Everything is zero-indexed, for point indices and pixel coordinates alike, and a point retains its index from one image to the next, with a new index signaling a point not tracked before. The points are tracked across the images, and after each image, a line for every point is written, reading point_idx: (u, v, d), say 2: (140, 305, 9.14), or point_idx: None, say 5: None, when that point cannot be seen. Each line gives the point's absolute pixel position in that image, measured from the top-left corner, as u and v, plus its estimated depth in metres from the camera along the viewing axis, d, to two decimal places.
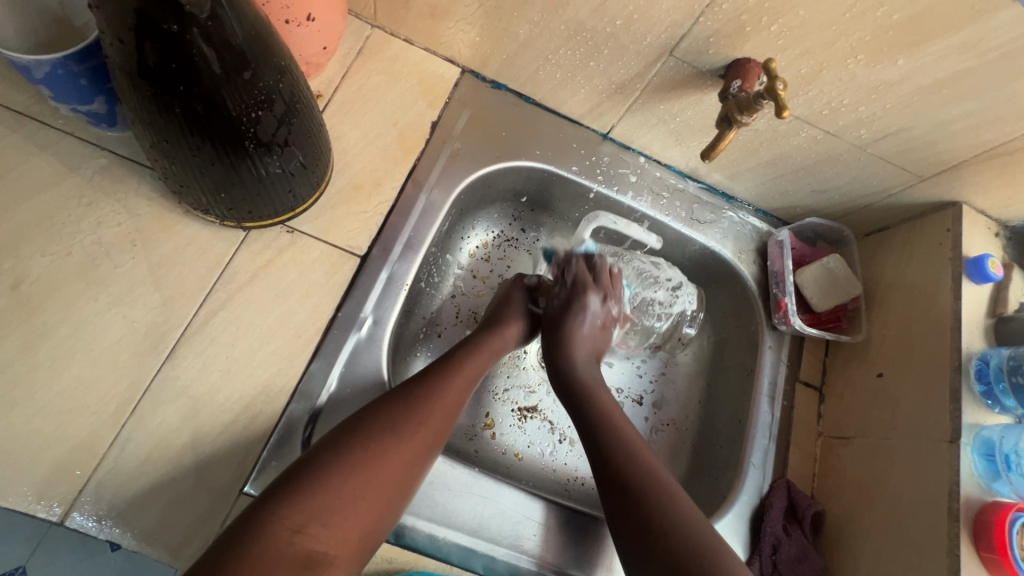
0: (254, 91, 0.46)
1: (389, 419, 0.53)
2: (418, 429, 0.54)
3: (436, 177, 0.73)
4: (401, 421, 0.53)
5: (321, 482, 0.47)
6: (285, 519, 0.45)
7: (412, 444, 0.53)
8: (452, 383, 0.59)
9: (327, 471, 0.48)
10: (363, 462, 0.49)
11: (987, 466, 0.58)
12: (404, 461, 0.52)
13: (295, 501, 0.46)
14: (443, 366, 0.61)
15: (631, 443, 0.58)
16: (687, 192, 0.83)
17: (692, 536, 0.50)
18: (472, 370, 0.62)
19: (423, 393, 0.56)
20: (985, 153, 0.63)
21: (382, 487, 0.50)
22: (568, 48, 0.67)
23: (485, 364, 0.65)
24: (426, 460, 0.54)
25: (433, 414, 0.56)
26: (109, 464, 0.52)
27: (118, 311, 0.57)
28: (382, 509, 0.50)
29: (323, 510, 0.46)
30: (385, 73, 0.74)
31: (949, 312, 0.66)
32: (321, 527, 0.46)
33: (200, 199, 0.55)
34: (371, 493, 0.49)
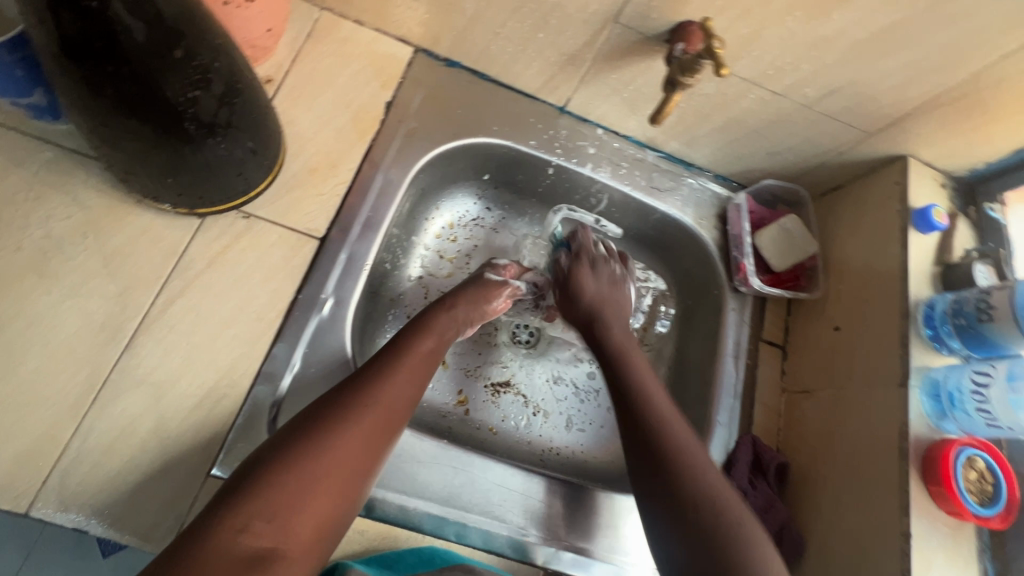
0: (189, 70, 0.45)
1: (337, 409, 0.51)
2: (369, 415, 0.52)
3: (393, 156, 0.73)
4: (352, 408, 0.51)
5: (267, 480, 0.45)
6: (229, 522, 0.42)
7: (365, 431, 0.51)
8: (406, 365, 0.58)
9: (271, 468, 0.46)
10: (312, 456, 0.47)
11: (935, 406, 0.60)
12: (358, 448, 0.50)
13: (239, 504, 0.43)
14: (394, 349, 0.59)
15: (660, 416, 0.58)
16: (646, 161, 0.84)
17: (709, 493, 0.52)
18: (422, 348, 0.61)
19: (372, 377, 0.55)
20: (925, 104, 0.64)
21: (335, 480, 0.48)
22: (516, 20, 0.68)
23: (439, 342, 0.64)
24: (384, 445, 0.52)
25: (383, 398, 0.54)
26: (72, 453, 0.52)
27: (73, 304, 0.56)
28: (339, 501, 0.48)
29: (268, 508, 0.44)
30: (337, 56, 0.74)
31: (897, 262, 0.68)
32: (266, 526, 0.43)
33: (148, 187, 0.55)
34: (324, 486, 0.47)
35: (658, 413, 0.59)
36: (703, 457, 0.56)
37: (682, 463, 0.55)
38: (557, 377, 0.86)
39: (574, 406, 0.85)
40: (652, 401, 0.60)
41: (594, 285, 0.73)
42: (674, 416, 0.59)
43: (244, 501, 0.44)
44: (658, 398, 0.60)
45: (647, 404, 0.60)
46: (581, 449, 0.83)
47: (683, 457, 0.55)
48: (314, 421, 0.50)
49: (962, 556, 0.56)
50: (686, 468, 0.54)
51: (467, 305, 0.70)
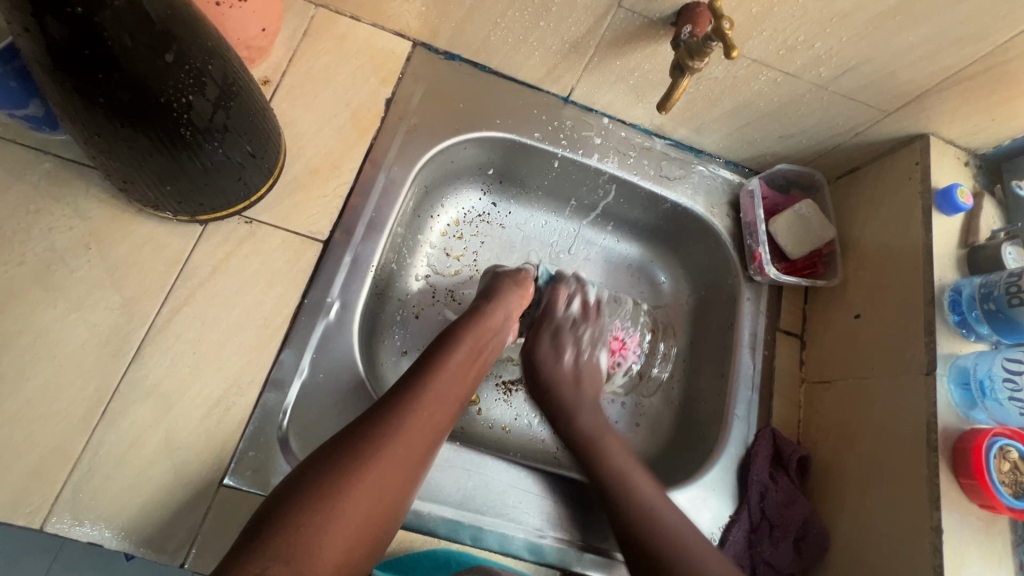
0: (181, 74, 0.44)
1: (359, 439, 0.48)
2: (391, 445, 0.49)
3: (395, 154, 0.71)
4: (374, 438, 0.48)
5: (286, 519, 0.43)
6: (246, 565, 0.40)
7: (387, 462, 0.48)
8: (431, 387, 0.54)
9: (290, 506, 0.44)
10: (331, 492, 0.45)
11: (964, 395, 0.57)
12: (378, 481, 0.47)
13: (257, 545, 0.41)
14: (420, 368, 0.56)
15: (620, 470, 0.62)
16: (654, 149, 0.82)
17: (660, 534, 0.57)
18: (454, 365, 0.57)
19: (396, 402, 0.52)
20: (947, 79, 0.61)
21: (355, 516, 0.45)
22: (516, 9, 0.66)
23: (469, 356, 0.60)
24: (406, 476, 0.49)
25: (407, 425, 0.51)
26: (83, 467, 0.52)
27: (78, 316, 0.56)
28: (360, 537, 0.46)
29: (287, 549, 0.42)
30: (334, 53, 0.73)
31: (920, 245, 0.65)
32: (285, 568, 0.41)
33: (148, 194, 0.54)
34: (344, 522, 0.45)
35: (643, 497, 0.60)
36: (668, 508, 0.59)
37: (636, 504, 0.59)
38: None
39: None
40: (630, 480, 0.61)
41: (565, 310, 0.73)
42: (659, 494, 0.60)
43: (263, 543, 0.42)
44: (609, 451, 0.64)
45: (626, 494, 0.60)
46: None
47: (635, 501, 0.59)
48: (335, 453, 0.47)
49: (996, 549, 0.54)
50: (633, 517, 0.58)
51: (493, 306, 0.65)
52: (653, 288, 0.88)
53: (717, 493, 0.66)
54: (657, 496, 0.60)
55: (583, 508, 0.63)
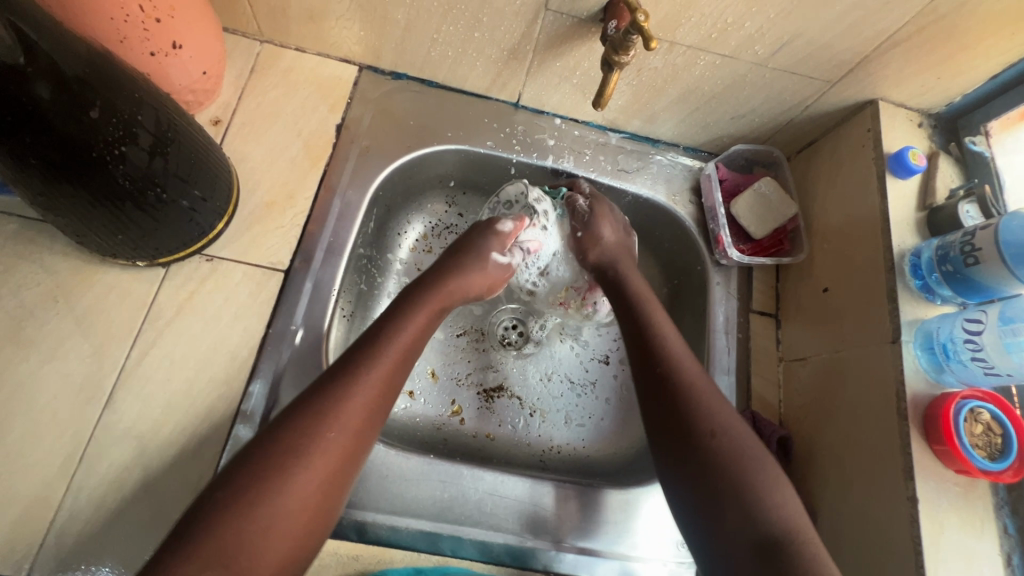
0: (109, 127, 0.46)
1: (296, 434, 0.46)
2: (335, 434, 0.47)
3: (348, 177, 0.72)
4: (312, 430, 0.46)
5: (217, 523, 0.41)
6: (171, 575, 0.38)
7: (331, 453, 0.46)
8: (375, 368, 0.52)
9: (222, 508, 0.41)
10: (268, 490, 0.43)
11: (931, 359, 0.56)
12: (320, 474, 0.46)
13: (190, 547, 0.39)
14: (361, 350, 0.53)
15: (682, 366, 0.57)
16: (610, 144, 0.82)
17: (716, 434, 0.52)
18: (405, 338, 0.56)
19: (336, 389, 0.49)
20: (884, 43, 0.60)
21: (296, 512, 0.44)
22: (449, 23, 0.67)
23: (419, 333, 0.58)
24: (350, 462, 0.48)
25: (352, 410, 0.49)
26: (64, 513, 0.54)
27: (50, 368, 0.58)
28: (301, 533, 0.44)
29: (217, 557, 0.39)
30: (282, 86, 0.74)
31: (877, 211, 0.65)
32: (221, 570, 0.39)
33: (104, 245, 0.56)
34: (283, 519, 0.43)
35: (686, 373, 0.56)
36: (718, 399, 0.55)
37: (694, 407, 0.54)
38: (551, 373, 0.84)
39: (571, 401, 0.83)
40: (679, 365, 0.57)
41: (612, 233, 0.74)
42: (700, 373, 0.57)
43: (190, 549, 0.39)
44: (671, 349, 0.59)
45: (678, 373, 0.56)
46: (583, 444, 0.80)
47: (695, 400, 0.54)
48: (268, 451, 0.44)
49: (977, 514, 0.53)
50: (697, 411, 0.53)
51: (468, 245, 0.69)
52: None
53: None
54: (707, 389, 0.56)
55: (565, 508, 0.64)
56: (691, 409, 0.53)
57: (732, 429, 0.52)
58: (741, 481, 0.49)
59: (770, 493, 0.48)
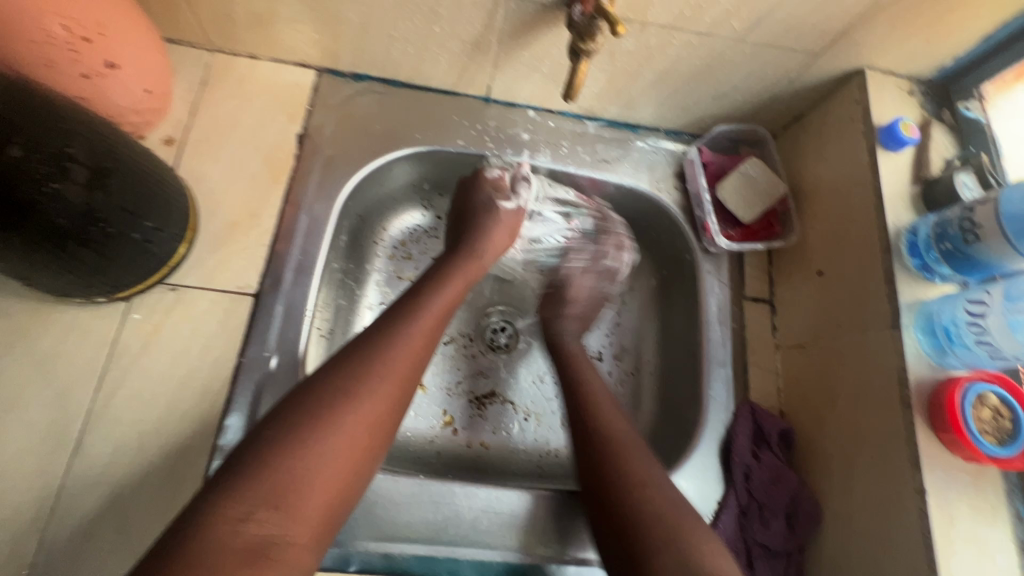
0: (36, 165, 0.43)
1: (346, 379, 0.47)
2: (382, 383, 0.48)
3: (315, 191, 0.69)
4: (360, 377, 0.47)
5: (273, 458, 0.41)
6: (229, 510, 0.38)
7: (377, 400, 0.47)
8: (416, 325, 0.54)
9: (277, 446, 0.42)
10: (323, 430, 0.43)
11: (932, 343, 0.54)
12: (369, 420, 0.46)
13: (239, 487, 0.39)
14: (403, 310, 0.55)
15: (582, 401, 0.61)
16: (588, 133, 0.78)
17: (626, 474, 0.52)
18: (441, 302, 0.58)
19: (383, 342, 0.51)
20: (868, 10, 0.56)
21: (346, 452, 0.44)
22: (406, 19, 0.63)
23: (454, 297, 0.60)
24: (395, 412, 0.49)
25: (398, 361, 0.50)
26: (40, 568, 0.52)
27: (12, 418, 0.55)
28: (348, 475, 0.44)
29: (274, 490, 0.40)
30: (237, 97, 0.70)
31: (870, 188, 0.61)
32: (272, 511, 0.39)
33: (55, 285, 0.53)
34: (334, 461, 0.43)
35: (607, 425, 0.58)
36: (638, 454, 0.55)
37: (607, 449, 0.55)
38: (545, 374, 0.80)
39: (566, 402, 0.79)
40: (598, 420, 0.58)
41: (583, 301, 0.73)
42: (629, 438, 0.57)
43: (244, 483, 0.40)
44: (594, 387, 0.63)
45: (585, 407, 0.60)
46: None
47: (610, 447, 0.55)
48: (321, 396, 0.45)
49: (988, 502, 0.51)
50: (614, 457, 0.54)
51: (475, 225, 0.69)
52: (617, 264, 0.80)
53: (702, 477, 0.64)
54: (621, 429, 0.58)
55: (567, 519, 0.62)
56: (614, 463, 0.53)
57: (647, 475, 0.52)
58: (642, 538, 0.47)
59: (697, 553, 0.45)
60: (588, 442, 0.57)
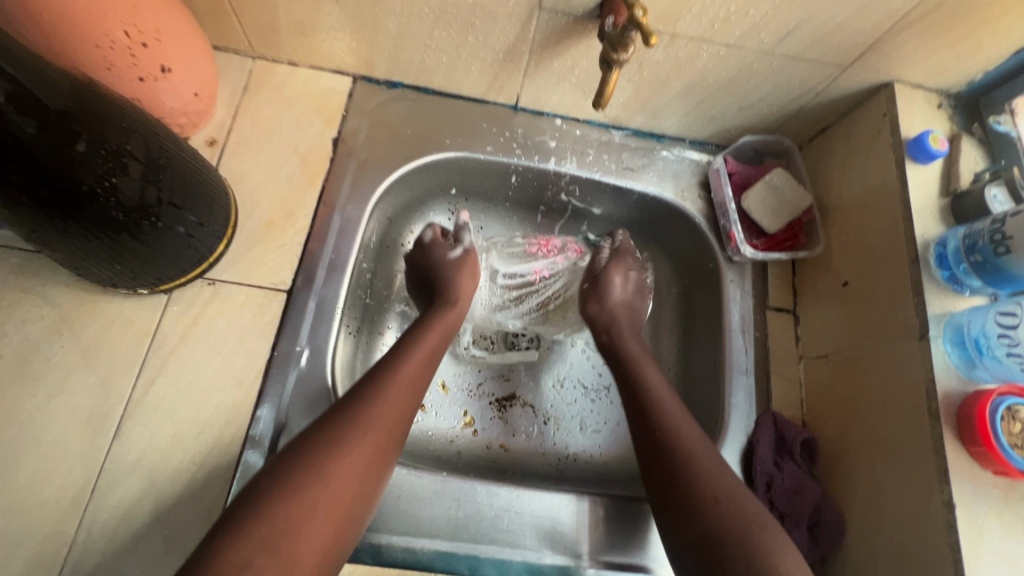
0: (98, 160, 0.46)
1: (330, 436, 0.48)
2: (364, 439, 0.49)
3: (347, 192, 0.71)
4: (343, 435, 0.48)
5: (269, 507, 0.42)
6: (228, 557, 0.39)
7: (359, 457, 0.48)
8: (398, 378, 0.55)
9: (267, 504, 0.43)
10: (306, 488, 0.44)
11: (962, 355, 0.53)
12: (351, 477, 0.47)
13: (238, 534, 0.41)
14: (385, 363, 0.56)
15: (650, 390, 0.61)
16: (614, 142, 0.79)
17: (698, 478, 0.52)
18: (425, 346, 0.60)
19: (365, 397, 0.52)
20: (897, 24, 0.57)
21: (339, 496, 0.46)
22: (442, 29, 0.65)
23: (432, 348, 0.61)
24: (379, 471, 0.50)
25: (379, 416, 0.51)
26: (79, 548, 0.54)
27: (58, 401, 0.58)
28: (341, 519, 0.46)
29: (269, 538, 0.41)
30: (277, 102, 0.73)
31: (898, 200, 0.62)
32: (268, 557, 0.40)
33: (104, 274, 0.55)
34: (327, 506, 0.45)
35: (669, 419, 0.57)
36: (709, 454, 0.54)
37: (677, 454, 0.54)
38: (564, 379, 0.81)
39: (586, 407, 0.80)
40: (668, 419, 0.57)
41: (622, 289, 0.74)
42: (705, 445, 0.55)
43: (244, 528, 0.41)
44: (646, 369, 0.64)
45: (652, 401, 0.59)
46: (599, 451, 0.78)
47: (684, 447, 0.54)
48: (304, 457, 0.46)
49: (1018, 517, 0.50)
50: (680, 459, 0.53)
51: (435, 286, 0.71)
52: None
53: None
54: (688, 431, 0.57)
55: (587, 521, 0.62)
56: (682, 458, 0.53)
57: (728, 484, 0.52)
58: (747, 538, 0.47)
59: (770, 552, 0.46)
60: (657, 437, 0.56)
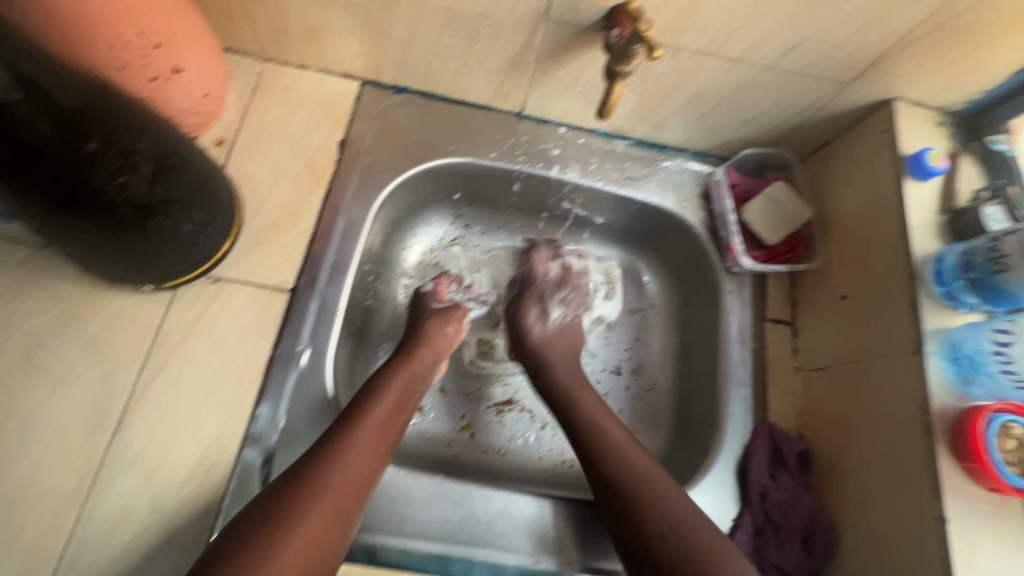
0: (110, 158, 0.47)
1: (285, 503, 0.48)
2: (315, 507, 0.48)
3: (352, 195, 0.72)
4: (294, 504, 0.48)
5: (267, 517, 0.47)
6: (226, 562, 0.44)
7: (310, 527, 0.47)
8: (358, 436, 0.54)
9: (239, 551, 0.44)
10: (257, 565, 0.44)
11: (956, 371, 0.54)
12: (303, 548, 0.46)
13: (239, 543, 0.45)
14: (344, 421, 0.55)
15: (590, 417, 0.62)
16: (616, 151, 0.80)
17: (643, 517, 0.53)
18: (417, 362, 0.65)
19: (323, 459, 0.51)
20: (898, 42, 0.58)
21: (330, 503, 0.49)
22: (450, 36, 0.66)
23: (398, 399, 0.60)
24: (335, 537, 0.49)
25: (332, 485, 0.50)
26: (77, 540, 0.54)
27: (60, 394, 0.58)
28: (333, 523, 0.49)
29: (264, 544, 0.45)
30: (284, 104, 0.74)
31: (897, 216, 0.62)
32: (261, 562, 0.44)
33: (111, 270, 0.56)
34: (318, 513, 0.48)
35: (605, 437, 0.59)
36: (640, 475, 0.56)
37: (622, 475, 0.56)
38: None
39: None
40: (610, 447, 0.58)
41: (539, 324, 0.71)
42: (627, 457, 0.57)
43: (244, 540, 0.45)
44: (585, 403, 0.63)
45: (590, 425, 0.61)
46: None
47: (630, 474, 0.56)
48: (256, 528, 0.46)
49: (1010, 533, 0.50)
50: (631, 487, 0.55)
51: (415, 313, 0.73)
52: (636, 289, 0.85)
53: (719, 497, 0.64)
54: (639, 461, 0.57)
55: (581, 528, 0.62)
56: (620, 479, 0.55)
57: (686, 514, 0.53)
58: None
59: None
60: (587, 468, 0.58)
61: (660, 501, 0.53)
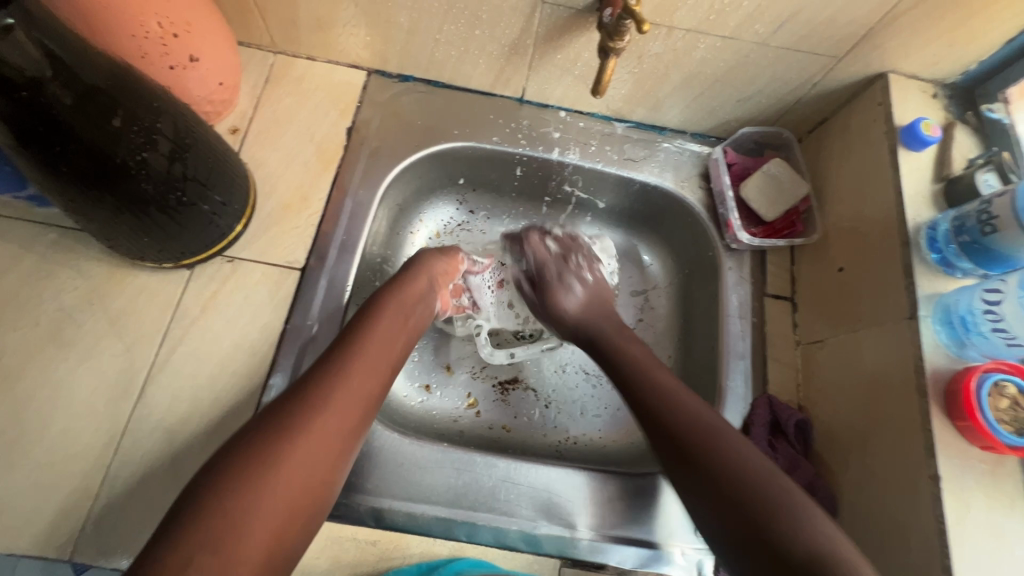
0: (132, 135, 0.50)
1: (281, 426, 0.45)
2: (316, 432, 0.46)
3: (360, 177, 0.75)
4: (296, 423, 0.46)
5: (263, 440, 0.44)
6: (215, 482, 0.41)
7: (311, 452, 0.45)
8: (357, 367, 0.52)
9: (231, 470, 0.41)
10: (249, 485, 0.41)
11: (950, 334, 0.54)
12: (304, 471, 0.44)
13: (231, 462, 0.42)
14: (346, 350, 0.54)
15: (638, 363, 0.62)
16: (616, 134, 0.82)
17: (705, 431, 0.52)
18: (413, 304, 0.64)
19: (325, 387, 0.49)
20: (888, 15, 0.59)
21: (330, 431, 0.47)
22: (450, 23, 0.69)
23: (392, 333, 0.59)
24: (334, 461, 0.47)
25: (332, 412, 0.48)
26: (103, 500, 0.57)
27: (87, 365, 0.62)
28: (332, 451, 0.47)
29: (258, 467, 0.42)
30: (295, 94, 0.78)
31: (892, 186, 0.63)
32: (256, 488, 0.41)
33: (132, 248, 0.60)
34: (318, 438, 0.46)
35: (659, 392, 0.57)
36: (696, 406, 0.56)
37: (656, 391, 0.57)
38: (566, 365, 0.83)
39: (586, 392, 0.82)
40: (649, 373, 0.60)
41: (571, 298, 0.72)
42: (689, 395, 0.57)
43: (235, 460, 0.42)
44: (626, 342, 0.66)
45: (636, 371, 0.61)
46: (599, 434, 0.79)
47: (673, 399, 0.56)
48: (249, 448, 0.43)
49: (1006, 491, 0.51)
50: (679, 412, 0.55)
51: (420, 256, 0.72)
52: (638, 270, 0.86)
53: None
54: (690, 400, 0.56)
55: (584, 497, 0.64)
56: (674, 410, 0.55)
57: (741, 450, 0.51)
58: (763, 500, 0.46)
59: (805, 522, 0.44)
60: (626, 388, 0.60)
61: (709, 426, 0.53)
